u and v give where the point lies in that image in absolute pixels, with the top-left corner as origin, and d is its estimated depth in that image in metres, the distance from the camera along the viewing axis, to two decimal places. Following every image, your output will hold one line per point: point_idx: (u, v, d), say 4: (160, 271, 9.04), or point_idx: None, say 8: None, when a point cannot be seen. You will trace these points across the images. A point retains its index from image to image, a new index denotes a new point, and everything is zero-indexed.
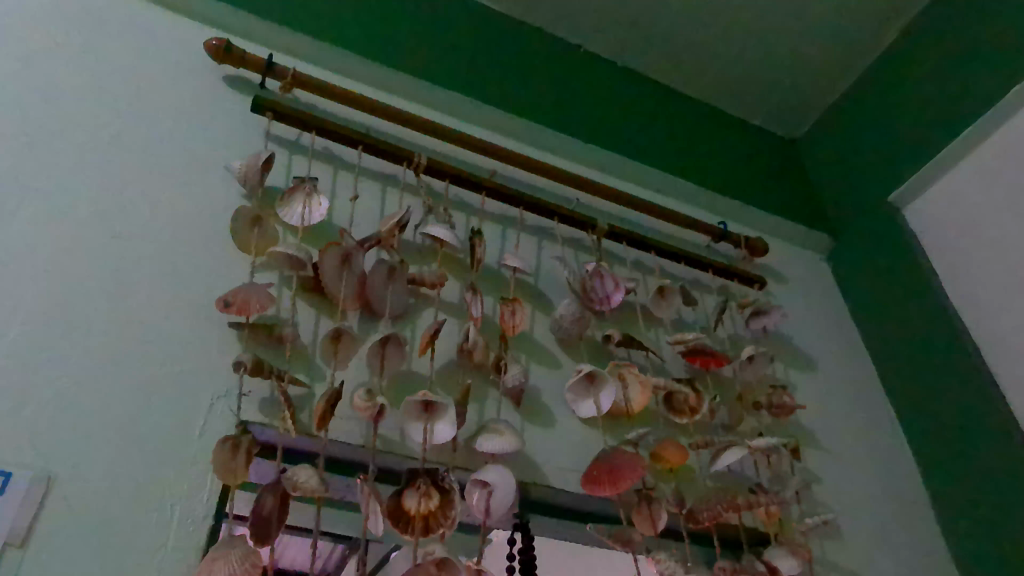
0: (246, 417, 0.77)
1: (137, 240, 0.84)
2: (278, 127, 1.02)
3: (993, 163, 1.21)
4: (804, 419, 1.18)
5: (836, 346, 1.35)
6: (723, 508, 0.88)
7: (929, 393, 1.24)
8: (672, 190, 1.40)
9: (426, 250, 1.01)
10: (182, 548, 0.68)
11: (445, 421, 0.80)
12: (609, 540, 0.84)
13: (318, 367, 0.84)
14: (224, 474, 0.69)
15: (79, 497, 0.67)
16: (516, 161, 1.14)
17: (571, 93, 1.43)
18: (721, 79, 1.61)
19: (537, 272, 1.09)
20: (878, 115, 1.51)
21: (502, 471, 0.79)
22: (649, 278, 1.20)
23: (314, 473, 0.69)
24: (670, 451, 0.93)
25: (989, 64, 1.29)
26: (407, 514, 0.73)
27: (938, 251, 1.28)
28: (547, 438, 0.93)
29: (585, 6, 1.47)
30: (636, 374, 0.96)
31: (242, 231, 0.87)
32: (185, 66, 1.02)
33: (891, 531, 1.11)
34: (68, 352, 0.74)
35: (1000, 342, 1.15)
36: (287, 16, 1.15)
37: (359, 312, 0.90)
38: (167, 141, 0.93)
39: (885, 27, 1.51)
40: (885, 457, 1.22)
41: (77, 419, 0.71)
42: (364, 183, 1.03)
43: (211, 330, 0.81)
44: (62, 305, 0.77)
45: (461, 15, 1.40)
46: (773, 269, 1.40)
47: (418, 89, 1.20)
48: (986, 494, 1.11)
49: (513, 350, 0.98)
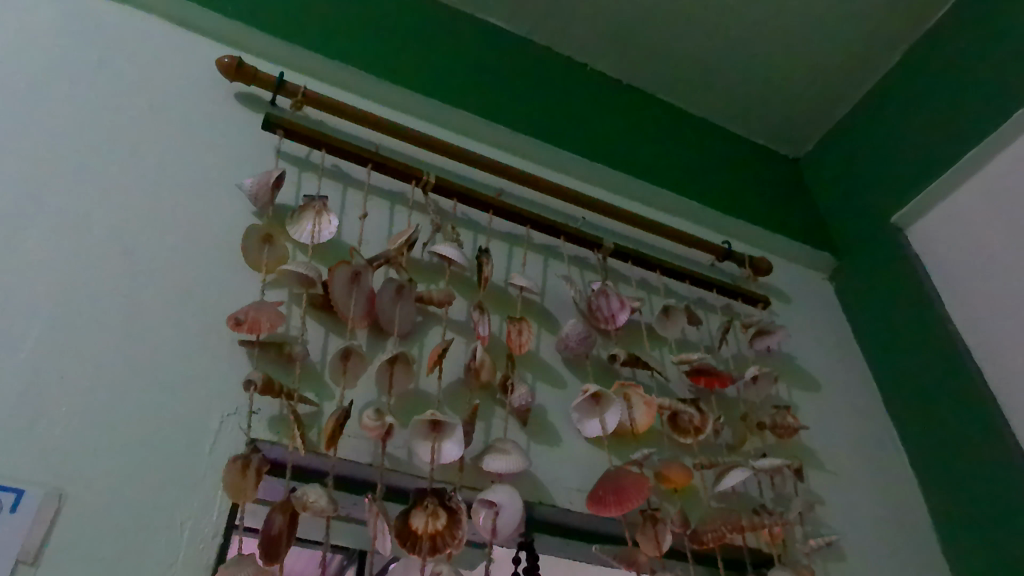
0: (256, 435, 0.78)
1: (148, 257, 0.85)
2: (289, 144, 1.03)
3: (995, 186, 1.23)
4: (807, 439, 1.19)
5: (839, 366, 1.35)
6: (728, 529, 0.88)
7: (932, 413, 1.25)
8: (675, 207, 1.41)
9: (435, 268, 1.02)
10: (192, 565, 0.69)
11: (453, 441, 0.81)
12: (615, 560, 0.85)
13: (326, 386, 0.85)
14: (234, 494, 0.70)
15: (90, 515, 0.68)
16: (523, 180, 1.15)
17: (576, 110, 1.44)
18: (725, 98, 1.62)
19: (543, 291, 1.10)
20: (880, 136, 1.53)
21: (510, 492, 0.79)
22: (655, 297, 1.21)
23: (323, 492, 0.70)
24: (675, 471, 0.94)
25: (991, 87, 1.30)
26: (414, 534, 0.74)
27: (939, 272, 1.30)
28: (553, 457, 0.93)
29: (592, 25, 1.49)
30: (641, 393, 0.97)
31: (253, 248, 0.87)
32: (197, 83, 1.04)
33: (894, 553, 1.12)
34: (80, 368, 0.75)
35: (1000, 363, 1.16)
36: (297, 34, 1.17)
37: (368, 330, 0.91)
38: (180, 159, 0.95)
39: (889, 49, 1.53)
40: (888, 477, 1.22)
41: (90, 434, 0.72)
42: (373, 201, 1.04)
43: (221, 348, 0.82)
44: (76, 321, 0.78)
45: (468, 31, 1.42)
46: (777, 287, 1.41)
47: (427, 107, 1.21)
48: (987, 514, 1.12)
49: (519, 370, 0.99)
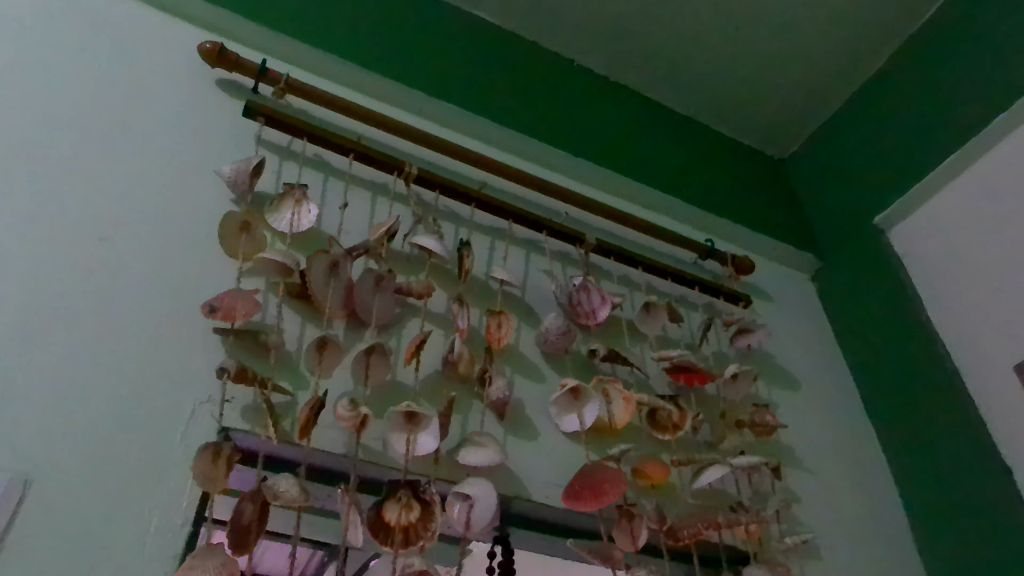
0: (228, 424, 0.77)
1: (124, 242, 0.84)
2: (269, 132, 1.02)
3: (977, 188, 1.24)
4: (786, 438, 1.19)
5: (820, 366, 1.35)
6: (704, 526, 0.88)
7: (911, 417, 1.25)
8: (659, 204, 1.41)
9: (415, 260, 1.01)
10: (161, 552, 0.68)
11: (428, 432, 0.80)
12: (590, 556, 0.85)
13: (302, 375, 0.84)
14: (203, 482, 0.69)
15: (54, 502, 0.67)
16: (507, 173, 1.14)
17: (563, 106, 1.44)
18: (713, 96, 1.62)
19: (524, 285, 1.09)
20: (865, 138, 1.54)
21: (485, 485, 0.79)
22: (636, 293, 1.21)
23: (294, 482, 0.69)
24: (653, 468, 0.95)
25: (975, 92, 1.31)
26: (387, 526, 0.73)
27: (920, 274, 1.30)
28: (530, 451, 0.93)
29: (581, 20, 1.48)
30: (620, 389, 0.98)
31: (230, 236, 0.86)
32: (178, 69, 1.02)
33: (871, 554, 1.12)
34: (50, 353, 0.74)
35: (980, 365, 1.17)
36: (278, 22, 1.15)
37: (345, 321, 0.90)
38: (158, 144, 0.93)
39: (875, 51, 1.53)
40: (866, 478, 1.22)
41: (57, 418, 0.71)
42: (354, 191, 1.03)
43: (195, 336, 0.81)
44: (46, 304, 0.76)
45: (455, 23, 1.41)
46: (759, 287, 1.41)
47: (410, 98, 1.20)
48: (966, 516, 1.12)
49: (497, 362, 0.98)
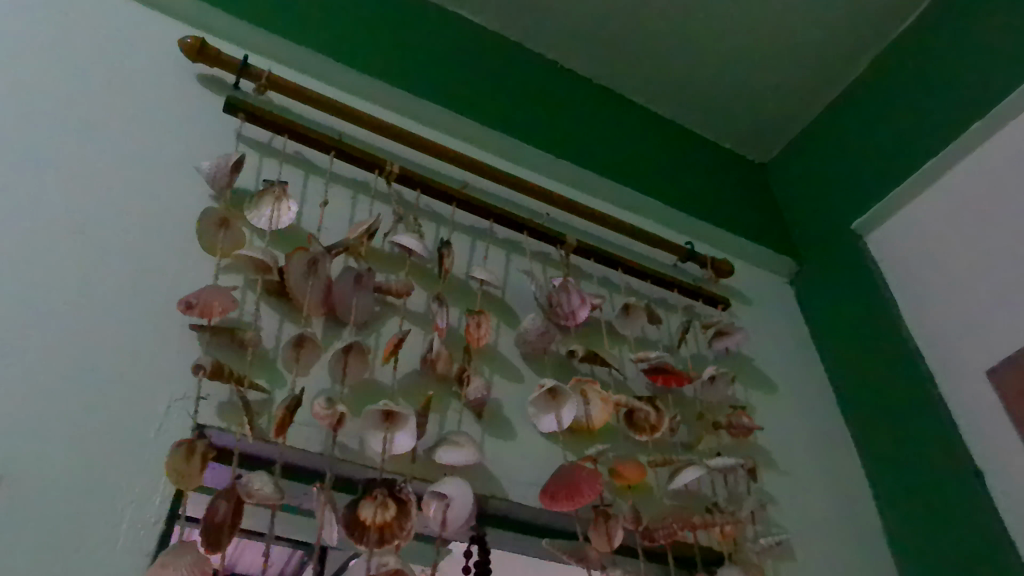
0: (203, 420, 0.76)
1: (100, 237, 0.83)
2: (250, 128, 1.02)
3: (952, 195, 1.26)
4: (763, 439, 1.20)
5: (797, 369, 1.37)
6: (678, 526, 0.89)
7: (886, 420, 1.27)
8: (640, 206, 1.41)
9: (395, 258, 1.01)
10: (133, 549, 0.67)
11: (405, 431, 0.80)
12: (565, 555, 0.85)
13: (279, 373, 0.83)
14: (176, 478, 0.68)
15: (25, 497, 0.66)
16: (488, 173, 1.14)
17: (546, 108, 1.44)
18: (695, 100, 1.63)
19: (504, 285, 1.09)
20: (844, 144, 1.55)
21: (461, 484, 0.79)
22: (616, 295, 1.21)
23: (269, 479, 0.69)
24: (628, 468, 0.94)
25: (951, 100, 1.33)
26: (361, 524, 0.73)
27: (896, 279, 1.32)
28: (507, 450, 0.93)
29: (565, 23, 1.49)
30: (597, 390, 0.97)
31: (208, 232, 0.85)
32: (159, 63, 1.01)
33: (845, 555, 1.13)
34: (23, 347, 0.73)
35: (953, 370, 1.19)
36: (261, 18, 1.15)
37: (324, 318, 0.90)
38: (137, 138, 0.93)
39: (855, 59, 1.55)
40: (841, 480, 1.24)
41: (30, 412, 0.70)
42: (335, 189, 1.02)
43: (171, 332, 0.80)
44: (20, 297, 0.75)
45: (439, 23, 1.41)
46: (739, 290, 1.42)
47: (392, 96, 1.20)
48: (939, 518, 1.14)
49: (476, 362, 0.98)
